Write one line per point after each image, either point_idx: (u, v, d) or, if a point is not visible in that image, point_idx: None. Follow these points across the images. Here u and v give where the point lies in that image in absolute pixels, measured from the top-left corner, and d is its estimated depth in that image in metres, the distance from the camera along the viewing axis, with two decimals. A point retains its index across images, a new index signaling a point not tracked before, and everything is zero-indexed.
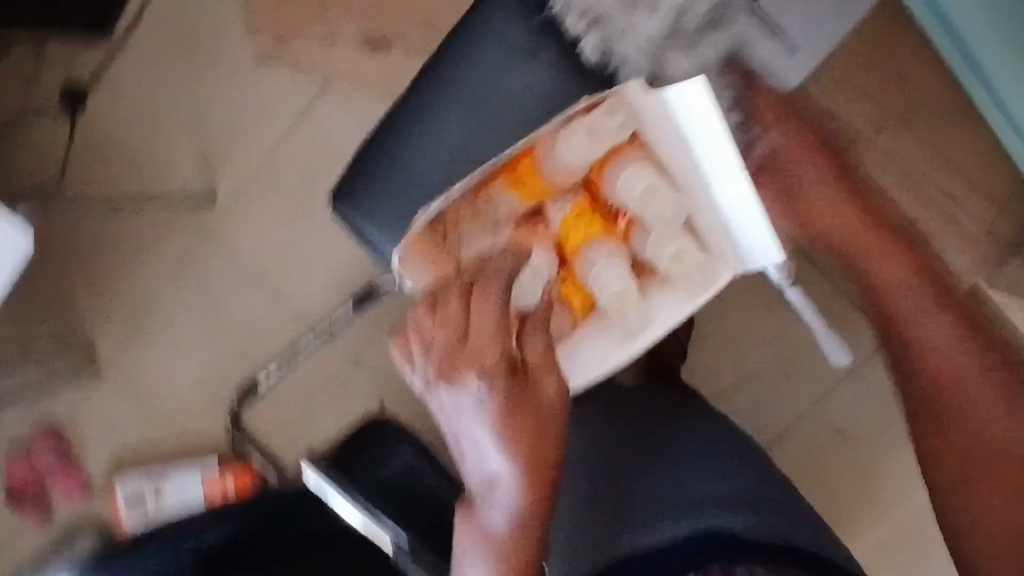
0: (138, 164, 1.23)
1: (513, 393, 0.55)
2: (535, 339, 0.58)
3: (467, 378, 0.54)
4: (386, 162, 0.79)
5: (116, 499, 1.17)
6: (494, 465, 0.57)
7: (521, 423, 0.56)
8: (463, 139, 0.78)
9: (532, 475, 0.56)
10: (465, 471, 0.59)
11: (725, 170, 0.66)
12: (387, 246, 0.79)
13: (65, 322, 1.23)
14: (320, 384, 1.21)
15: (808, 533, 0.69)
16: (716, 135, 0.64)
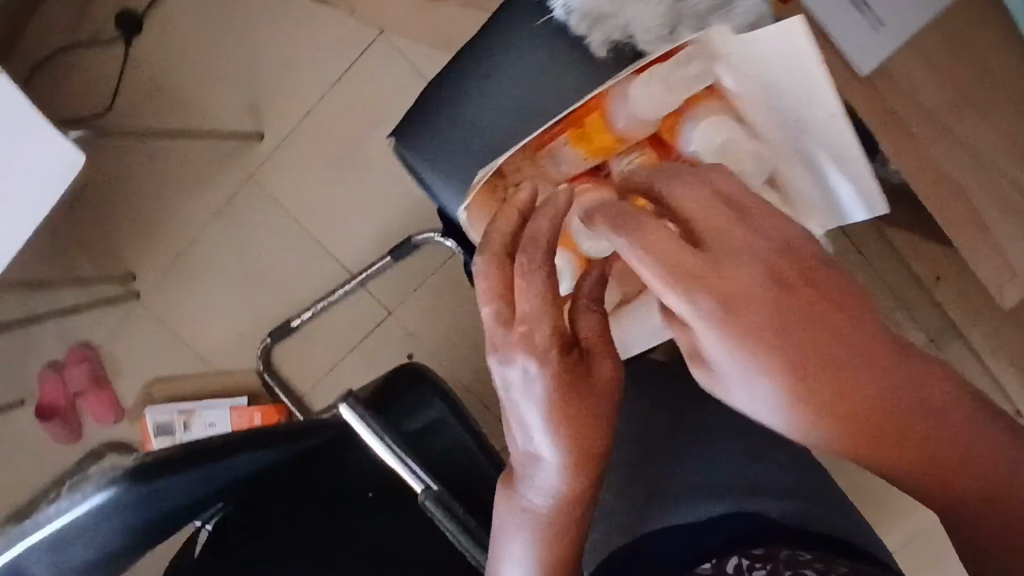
0: (182, 102, 1.23)
1: (565, 378, 0.46)
2: (590, 317, 0.50)
3: (514, 354, 0.46)
4: (454, 100, 0.71)
5: (146, 425, 1.25)
6: (538, 451, 0.49)
7: (576, 411, 0.47)
8: (542, 78, 0.69)
9: (580, 466, 0.49)
10: (509, 446, 0.52)
11: (831, 112, 0.59)
12: (450, 194, 0.71)
13: (111, 254, 1.29)
14: (352, 333, 1.25)
15: (852, 524, 0.66)
16: (810, 80, 0.59)
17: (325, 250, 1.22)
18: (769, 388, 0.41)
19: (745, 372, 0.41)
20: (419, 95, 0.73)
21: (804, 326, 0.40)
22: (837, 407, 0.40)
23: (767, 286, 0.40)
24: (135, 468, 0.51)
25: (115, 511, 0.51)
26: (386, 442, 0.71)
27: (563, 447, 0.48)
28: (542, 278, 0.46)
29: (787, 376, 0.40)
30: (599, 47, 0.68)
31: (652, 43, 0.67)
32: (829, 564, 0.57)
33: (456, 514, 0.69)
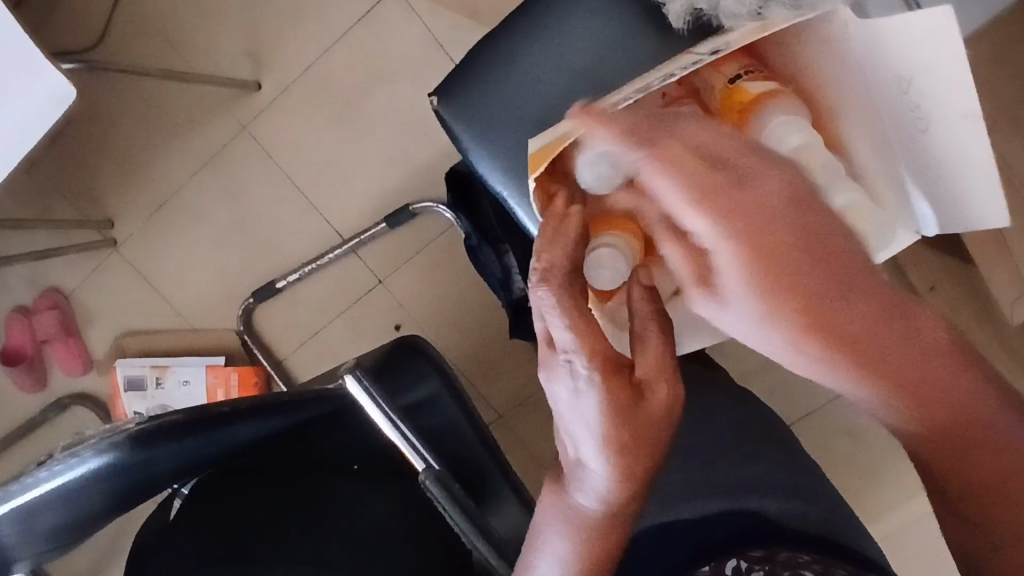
0: (179, 44, 1.17)
1: (619, 403, 0.40)
2: (649, 348, 0.43)
3: (563, 372, 0.41)
4: (506, 60, 0.63)
5: (116, 380, 1.20)
6: (584, 462, 0.42)
7: (625, 432, 0.41)
8: (604, 43, 0.61)
9: (627, 483, 0.42)
10: (558, 450, 0.45)
11: (964, 111, 0.44)
12: (490, 166, 0.64)
13: (89, 198, 1.23)
14: (336, 299, 1.20)
15: (856, 533, 0.64)
16: (955, 77, 0.44)
17: (317, 212, 1.18)
18: (779, 327, 0.39)
19: (754, 313, 0.40)
20: (474, 44, 0.65)
21: (823, 266, 0.38)
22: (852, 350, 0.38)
23: (776, 227, 0.38)
24: (135, 434, 0.49)
25: (111, 477, 0.49)
26: (380, 403, 0.69)
27: (608, 461, 0.41)
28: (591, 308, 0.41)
29: (790, 318, 0.39)
30: (676, 19, 0.58)
31: (735, 21, 0.55)
32: (827, 565, 0.55)
33: (454, 493, 0.67)
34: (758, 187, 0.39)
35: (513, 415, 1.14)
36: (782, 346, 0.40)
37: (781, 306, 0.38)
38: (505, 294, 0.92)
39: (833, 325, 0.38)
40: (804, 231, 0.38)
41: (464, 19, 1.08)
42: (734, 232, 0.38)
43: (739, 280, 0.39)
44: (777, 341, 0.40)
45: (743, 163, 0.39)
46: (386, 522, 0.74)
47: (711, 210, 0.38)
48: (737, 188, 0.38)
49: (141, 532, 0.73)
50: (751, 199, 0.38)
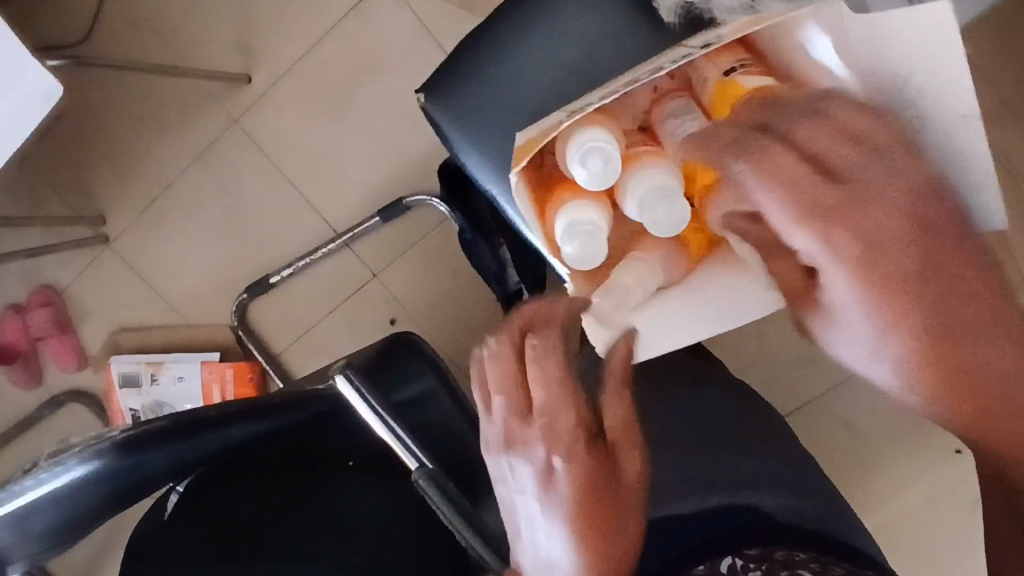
0: (170, 37, 1.15)
1: (590, 475, 0.42)
2: (610, 404, 0.45)
3: (534, 447, 0.43)
4: (494, 55, 0.62)
5: (111, 376, 1.20)
6: (552, 559, 0.43)
7: (592, 503, 0.42)
8: (594, 39, 0.60)
9: (602, 572, 0.42)
10: (520, 555, 0.46)
11: (964, 112, 0.42)
12: (479, 164, 0.63)
13: (81, 195, 1.22)
14: (330, 293, 1.19)
15: (851, 530, 0.64)
16: (951, 77, 0.42)
17: (311, 207, 1.17)
18: (895, 341, 0.37)
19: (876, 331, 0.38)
20: (466, 36, 0.64)
21: (944, 271, 0.36)
22: (952, 367, 0.36)
23: (897, 241, 0.36)
24: (123, 440, 0.49)
25: (99, 485, 0.49)
26: (370, 401, 0.69)
27: (576, 550, 0.41)
28: (551, 364, 0.44)
29: (904, 328, 0.37)
30: (668, 13, 0.58)
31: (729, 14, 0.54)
32: (823, 564, 0.56)
33: (448, 491, 0.67)
34: (880, 196, 0.37)
35: None
36: (898, 363, 0.38)
37: (899, 319, 0.37)
38: (501, 288, 0.92)
39: (946, 326, 0.36)
40: (948, 240, 0.36)
41: (457, 11, 1.07)
42: (848, 254, 0.37)
43: (857, 294, 0.38)
44: (883, 355, 0.38)
45: (864, 173, 0.38)
46: (383, 519, 0.73)
47: (834, 218, 0.37)
48: (845, 196, 0.38)
49: (134, 532, 0.73)
50: (869, 219, 0.37)
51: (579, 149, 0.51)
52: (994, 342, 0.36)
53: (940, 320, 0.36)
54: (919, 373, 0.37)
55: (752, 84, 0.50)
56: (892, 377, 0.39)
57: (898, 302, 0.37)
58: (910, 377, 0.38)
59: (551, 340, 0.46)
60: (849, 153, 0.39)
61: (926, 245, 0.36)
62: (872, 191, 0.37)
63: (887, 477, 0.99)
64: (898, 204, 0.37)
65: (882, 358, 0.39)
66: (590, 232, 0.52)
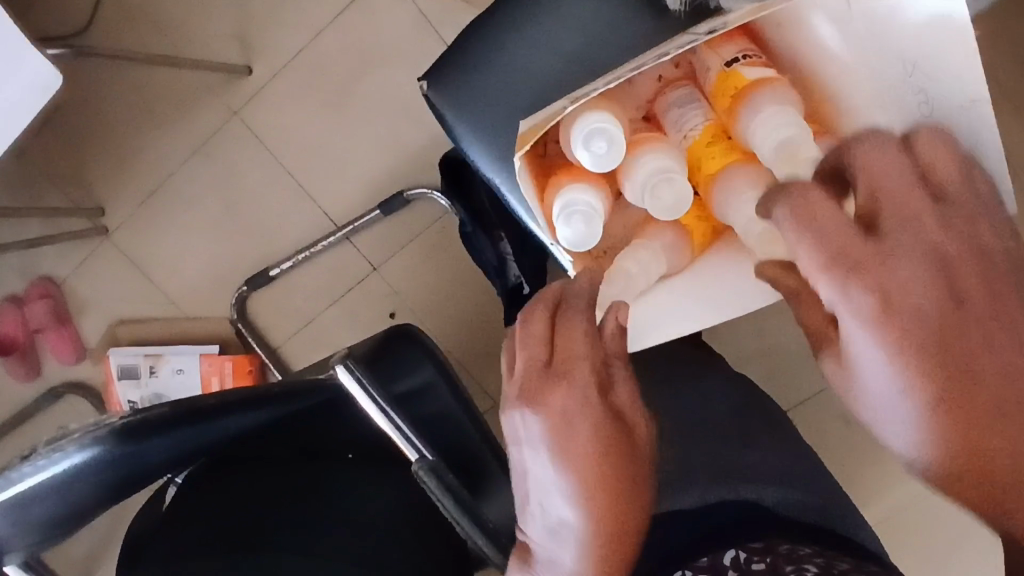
0: (169, 28, 1.15)
1: (604, 426, 0.43)
2: (622, 381, 0.46)
3: (550, 396, 0.44)
4: (496, 44, 0.62)
5: (110, 369, 1.20)
6: (560, 515, 0.43)
7: (602, 462, 0.42)
8: (596, 27, 0.59)
9: (604, 535, 0.42)
10: (528, 523, 0.46)
11: (973, 97, 0.42)
12: (480, 153, 0.63)
13: (80, 187, 1.22)
14: (330, 286, 1.19)
15: (852, 523, 0.64)
16: (959, 62, 0.42)
17: (311, 200, 1.16)
18: (907, 402, 0.37)
19: (892, 393, 0.37)
20: (466, 26, 0.64)
21: (963, 331, 0.37)
22: (971, 442, 0.36)
23: (920, 297, 0.37)
24: (121, 427, 0.49)
25: (98, 470, 0.48)
26: (370, 392, 0.69)
27: (583, 503, 0.42)
28: (576, 330, 0.46)
29: (921, 389, 0.37)
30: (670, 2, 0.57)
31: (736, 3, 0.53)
32: (828, 559, 0.54)
33: (448, 482, 0.67)
34: (909, 256, 0.38)
35: None
36: (914, 433, 0.37)
37: (918, 377, 0.37)
38: (501, 280, 0.91)
39: (959, 388, 0.36)
40: (977, 317, 0.37)
41: (457, 3, 1.07)
42: (879, 314, 0.37)
43: (877, 351, 0.37)
44: (895, 417, 0.38)
45: (894, 238, 0.39)
46: (381, 511, 0.73)
47: (865, 267, 0.38)
48: (877, 255, 0.38)
49: (132, 523, 0.72)
50: (898, 281, 0.37)
51: (585, 128, 0.50)
52: (1018, 426, 0.36)
53: (962, 395, 0.36)
54: (934, 437, 0.37)
55: (755, 75, 0.51)
56: (906, 441, 0.38)
57: (922, 370, 0.36)
58: (922, 441, 0.37)
59: (577, 309, 0.48)
60: (884, 209, 0.40)
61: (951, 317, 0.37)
62: (903, 255, 0.38)
63: (888, 472, 0.99)
64: (925, 270, 0.37)
65: (899, 429, 0.38)
66: (586, 214, 0.51)
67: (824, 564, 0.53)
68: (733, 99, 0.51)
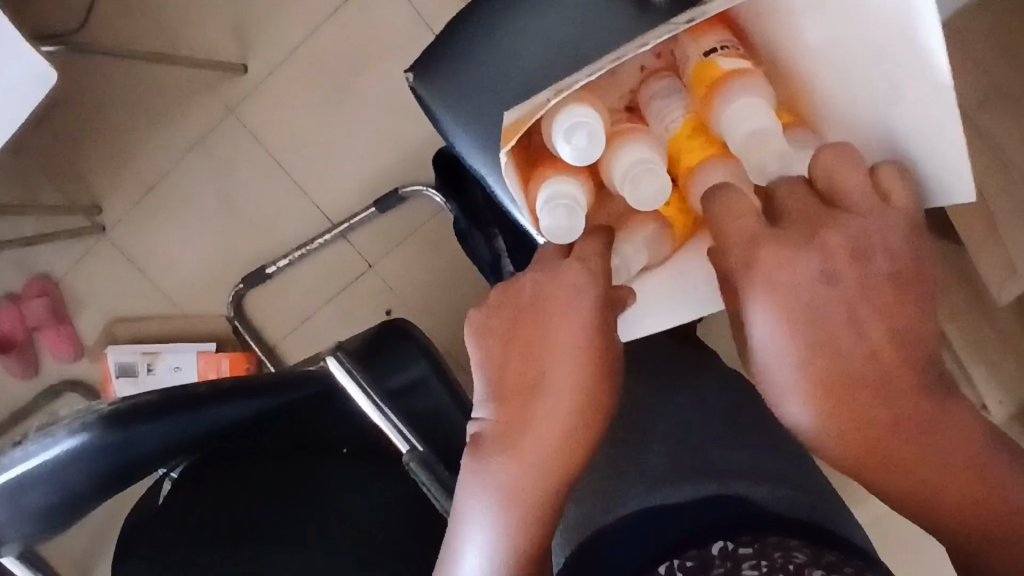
0: (165, 26, 1.16)
1: (608, 310, 0.48)
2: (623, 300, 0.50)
3: (562, 274, 0.48)
4: (482, 37, 0.62)
5: (107, 366, 1.20)
6: (546, 376, 0.46)
7: (599, 333, 0.47)
8: (581, 21, 0.59)
9: (579, 398, 0.46)
10: (496, 393, 0.47)
11: (939, 84, 0.43)
12: (469, 146, 0.63)
13: (76, 184, 1.22)
14: (326, 284, 1.19)
15: (840, 519, 0.64)
16: (925, 49, 0.42)
17: (307, 197, 1.17)
18: (799, 390, 0.40)
19: (779, 359, 0.41)
20: (454, 16, 0.64)
21: (854, 327, 0.40)
22: (841, 403, 0.40)
23: (813, 291, 0.40)
24: (109, 413, 0.49)
25: (86, 459, 0.49)
26: (362, 387, 0.69)
27: (574, 362, 0.46)
28: (593, 243, 0.51)
29: (813, 377, 0.40)
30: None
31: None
32: (818, 550, 0.55)
33: (438, 474, 0.67)
34: (811, 253, 0.40)
35: None
36: (793, 400, 0.41)
37: (810, 365, 0.40)
38: (495, 277, 0.91)
39: (847, 377, 0.40)
40: (859, 299, 0.40)
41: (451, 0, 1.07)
42: (773, 292, 0.40)
43: (779, 340, 0.40)
44: (791, 403, 0.41)
45: (801, 223, 0.42)
46: (373, 506, 0.73)
47: (768, 260, 0.41)
48: (777, 239, 0.41)
49: (127, 515, 0.73)
50: (790, 266, 0.40)
51: (567, 121, 0.51)
52: (881, 400, 0.40)
53: (834, 371, 0.40)
54: (810, 406, 0.40)
55: (732, 65, 0.52)
56: (801, 426, 0.41)
57: (801, 343, 0.40)
58: (814, 425, 0.41)
59: (588, 247, 0.51)
60: (795, 211, 0.42)
61: (841, 301, 0.40)
62: (795, 247, 0.41)
63: None
64: (812, 259, 0.40)
65: (785, 399, 0.41)
66: (569, 206, 0.51)
67: (811, 554, 0.54)
68: (710, 87, 0.52)
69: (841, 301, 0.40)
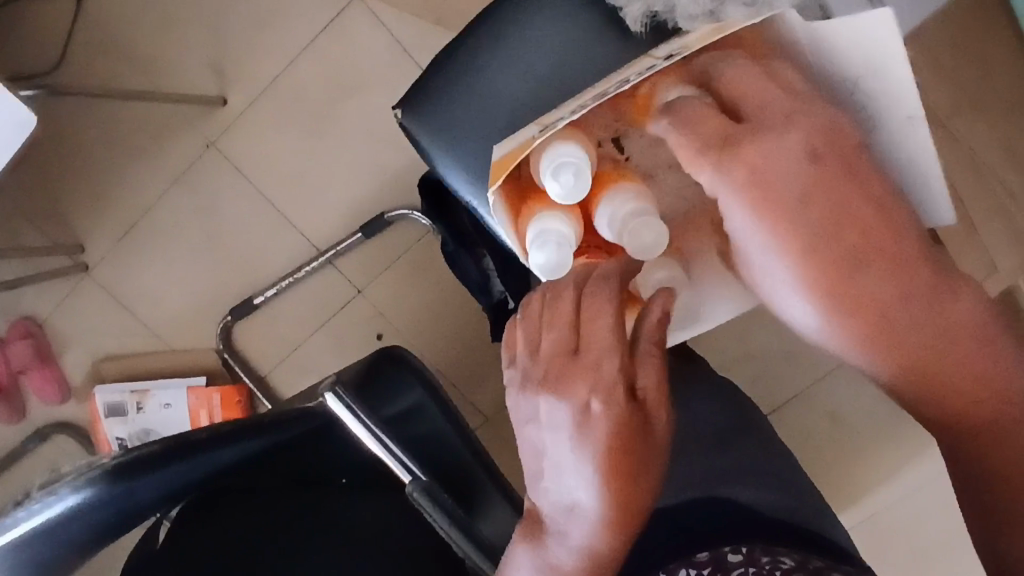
0: (143, 62, 1.15)
1: (625, 425, 0.41)
2: (649, 364, 0.43)
3: (574, 388, 0.42)
4: (464, 75, 0.63)
5: (96, 405, 1.19)
6: (574, 501, 0.42)
7: (622, 456, 0.41)
8: (563, 53, 0.60)
9: (614, 527, 0.42)
10: (537, 496, 0.45)
11: (911, 112, 0.47)
12: (455, 178, 0.64)
13: (56, 224, 1.21)
14: (315, 310, 1.19)
15: (821, 518, 0.66)
16: (900, 77, 0.46)
17: (292, 226, 1.17)
18: (797, 283, 0.43)
19: (771, 256, 0.44)
20: (438, 53, 0.65)
21: (841, 217, 0.42)
22: (843, 291, 0.42)
23: (795, 164, 0.42)
24: (114, 466, 0.49)
25: (87, 514, 0.48)
26: (361, 418, 0.71)
27: (604, 496, 0.41)
28: (602, 314, 0.44)
29: (797, 267, 0.43)
30: (634, 23, 0.58)
31: (692, 22, 0.55)
32: (805, 556, 0.57)
33: (442, 503, 0.67)
34: (777, 134, 0.43)
35: (499, 419, 1.14)
36: (806, 304, 0.44)
37: (801, 260, 0.43)
38: (485, 297, 0.92)
39: (837, 267, 0.42)
40: (837, 174, 0.42)
41: (429, 25, 1.07)
42: (743, 180, 0.43)
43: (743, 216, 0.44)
44: (793, 298, 0.44)
45: (761, 116, 0.44)
46: (371, 531, 0.73)
47: (744, 151, 0.43)
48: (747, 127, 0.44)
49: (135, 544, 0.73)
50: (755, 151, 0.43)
51: (554, 161, 0.51)
52: (885, 280, 0.41)
53: (827, 250, 0.42)
54: (816, 301, 0.43)
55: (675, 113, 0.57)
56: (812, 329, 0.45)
57: (785, 230, 0.43)
58: (815, 313, 0.43)
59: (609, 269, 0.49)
60: (759, 102, 0.45)
61: (832, 175, 0.42)
62: (766, 128, 0.44)
63: None
64: (789, 143, 0.43)
65: (796, 302, 0.44)
66: (558, 242, 0.52)
67: (799, 560, 0.56)
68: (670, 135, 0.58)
69: (821, 171, 0.42)
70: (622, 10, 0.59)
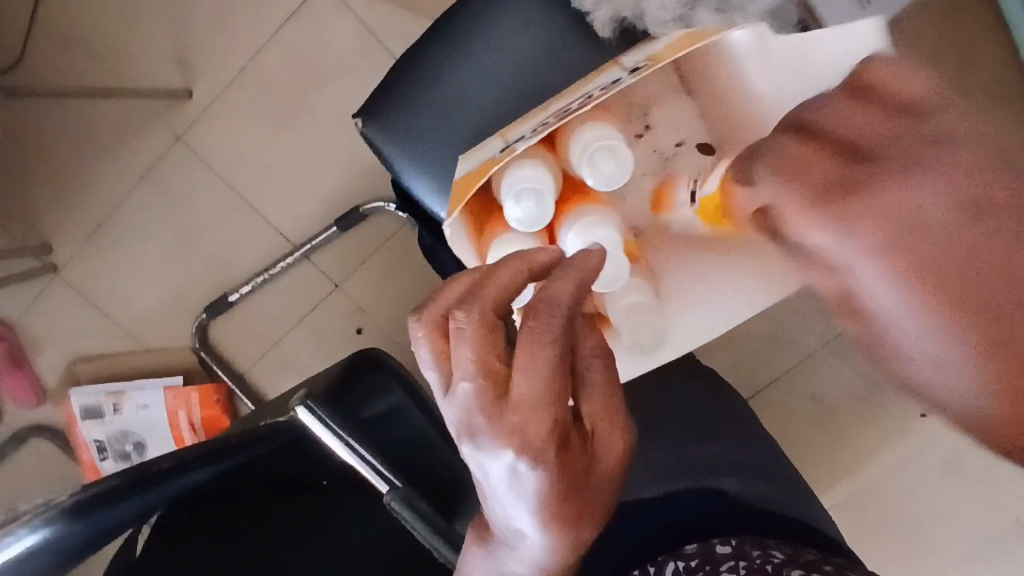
0: (105, 52, 1.11)
1: (568, 471, 0.38)
2: (598, 389, 0.40)
3: (503, 448, 0.37)
4: (429, 80, 0.61)
5: (72, 408, 1.17)
6: (520, 530, 0.40)
7: (566, 495, 0.38)
8: (534, 52, 0.59)
9: (564, 548, 0.40)
10: (483, 511, 0.42)
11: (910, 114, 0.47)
12: (421, 186, 0.62)
13: (22, 225, 1.18)
14: (293, 306, 1.17)
15: (807, 506, 0.65)
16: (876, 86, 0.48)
17: (266, 221, 1.14)
18: (930, 322, 0.39)
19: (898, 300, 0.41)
20: (400, 56, 0.63)
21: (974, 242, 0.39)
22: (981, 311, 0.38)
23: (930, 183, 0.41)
24: (71, 505, 0.47)
25: (51, 554, 0.46)
26: (328, 426, 0.68)
27: (550, 528, 0.39)
28: (546, 361, 0.37)
29: (928, 301, 0.39)
30: (602, 27, 0.57)
31: (664, 28, 0.56)
32: (796, 548, 0.56)
33: (421, 511, 0.66)
34: (918, 168, 0.42)
35: None
36: (938, 340, 0.39)
37: (922, 288, 0.39)
38: None
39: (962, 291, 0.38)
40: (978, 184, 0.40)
41: (400, 12, 1.04)
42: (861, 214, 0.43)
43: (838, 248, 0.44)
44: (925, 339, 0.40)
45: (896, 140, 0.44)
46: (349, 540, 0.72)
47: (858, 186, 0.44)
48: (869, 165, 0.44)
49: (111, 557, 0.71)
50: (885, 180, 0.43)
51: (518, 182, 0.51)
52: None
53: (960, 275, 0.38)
54: (951, 339, 0.38)
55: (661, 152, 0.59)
56: (949, 373, 0.39)
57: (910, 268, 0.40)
58: (950, 350, 0.38)
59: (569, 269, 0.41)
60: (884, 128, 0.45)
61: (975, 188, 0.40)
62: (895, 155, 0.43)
63: None
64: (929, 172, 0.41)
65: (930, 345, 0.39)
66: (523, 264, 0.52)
67: (789, 553, 0.55)
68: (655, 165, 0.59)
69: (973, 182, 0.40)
70: (589, 15, 0.58)
